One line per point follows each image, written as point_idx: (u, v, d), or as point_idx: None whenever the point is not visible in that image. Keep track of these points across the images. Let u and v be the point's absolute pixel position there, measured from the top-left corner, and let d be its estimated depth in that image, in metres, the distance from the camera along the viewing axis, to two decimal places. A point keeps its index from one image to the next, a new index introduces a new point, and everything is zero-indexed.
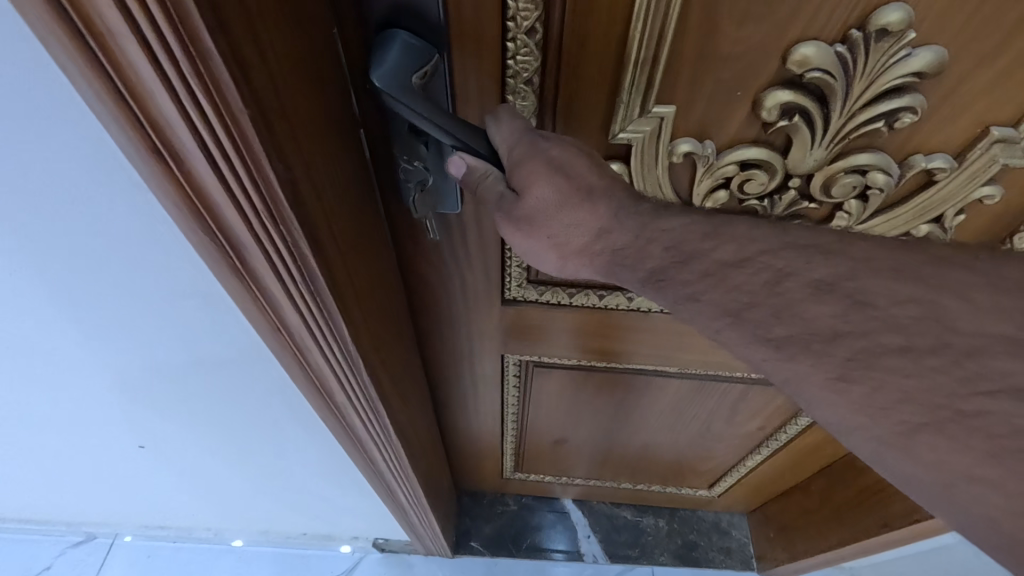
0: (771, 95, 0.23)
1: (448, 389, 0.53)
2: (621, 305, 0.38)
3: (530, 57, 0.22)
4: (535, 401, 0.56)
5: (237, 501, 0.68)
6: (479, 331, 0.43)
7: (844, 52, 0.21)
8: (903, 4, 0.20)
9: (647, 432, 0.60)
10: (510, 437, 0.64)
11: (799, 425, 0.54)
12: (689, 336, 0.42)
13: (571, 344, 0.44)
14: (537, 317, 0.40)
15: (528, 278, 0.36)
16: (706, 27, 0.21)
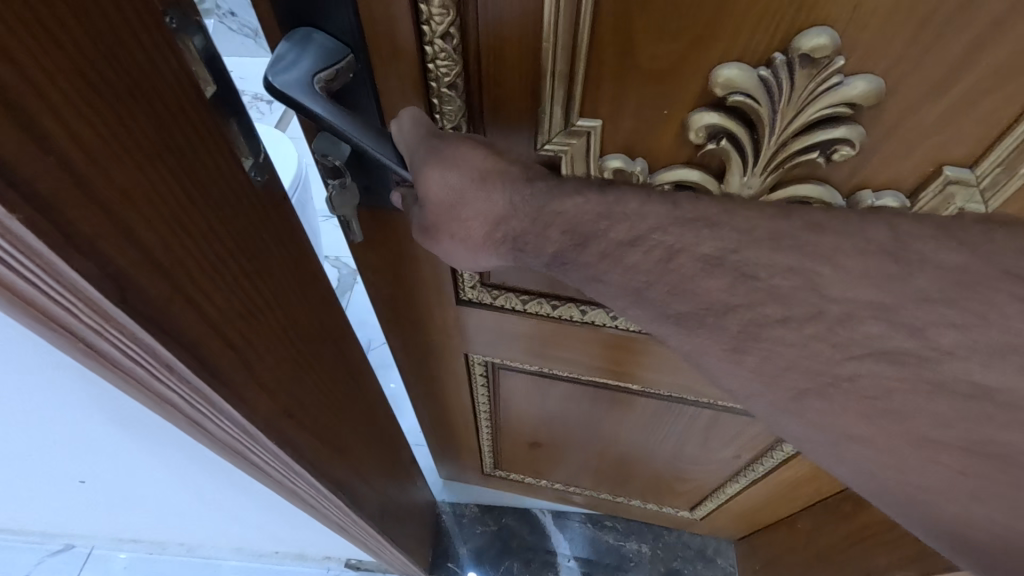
0: (697, 115, 0.23)
1: (418, 380, 0.54)
2: (576, 317, 0.38)
3: (449, 60, 0.22)
4: (505, 401, 0.56)
5: (210, 517, 0.67)
6: (437, 329, 0.43)
7: (767, 75, 0.21)
8: (827, 29, 0.20)
9: (620, 445, 0.59)
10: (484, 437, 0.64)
11: (776, 457, 0.53)
12: (650, 354, 0.42)
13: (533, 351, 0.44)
14: (493, 320, 0.40)
15: (480, 280, 0.37)
16: (624, 44, 0.21)
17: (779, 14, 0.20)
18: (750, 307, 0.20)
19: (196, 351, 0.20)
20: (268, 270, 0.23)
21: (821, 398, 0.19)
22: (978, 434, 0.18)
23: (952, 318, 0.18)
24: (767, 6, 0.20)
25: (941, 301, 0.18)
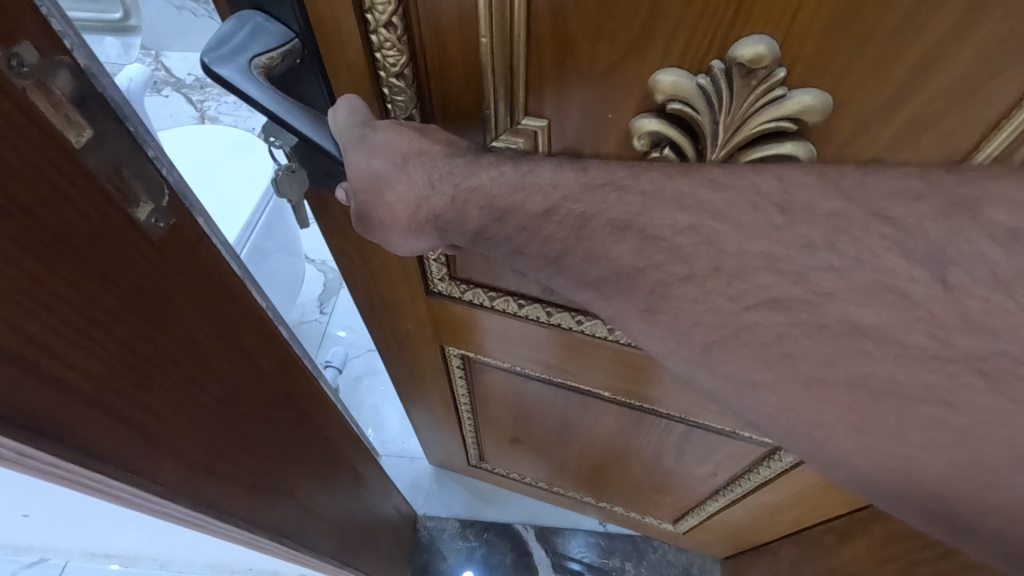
0: (640, 122, 0.25)
1: (405, 364, 0.61)
2: (540, 317, 0.43)
3: (394, 49, 0.25)
4: (482, 393, 0.62)
5: (172, 542, 0.66)
6: (417, 314, 0.50)
7: (706, 85, 0.22)
8: (763, 39, 0.21)
9: (591, 447, 0.63)
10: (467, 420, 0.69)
11: (752, 480, 0.54)
12: (612, 360, 0.45)
13: (500, 346, 0.50)
14: (464, 311, 0.46)
15: (449, 273, 0.42)
16: (562, 49, 0.23)
17: (706, 31, 0.21)
18: (655, 266, 0.23)
19: (32, 417, 0.19)
20: (130, 308, 0.21)
21: (725, 348, 0.23)
22: (860, 370, 0.21)
23: (833, 263, 0.20)
24: (694, 25, 0.21)
25: (821, 246, 0.21)
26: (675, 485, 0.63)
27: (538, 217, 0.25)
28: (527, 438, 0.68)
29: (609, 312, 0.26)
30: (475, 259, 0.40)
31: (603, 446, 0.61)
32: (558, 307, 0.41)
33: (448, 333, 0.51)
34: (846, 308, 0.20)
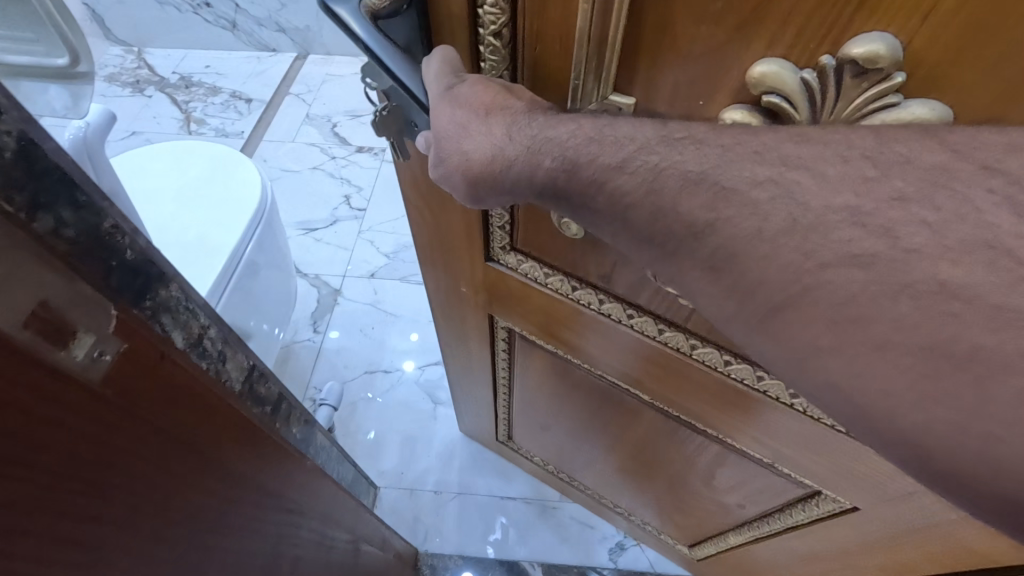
0: (730, 110, 0.29)
1: (462, 340, 0.76)
2: (593, 303, 0.51)
3: (497, 10, 0.31)
4: (521, 367, 0.75)
5: None
6: (475, 286, 0.61)
7: (811, 78, 0.26)
8: (885, 36, 0.23)
9: (618, 441, 0.78)
10: (505, 375, 0.79)
11: (783, 522, 0.66)
12: (650, 360, 0.54)
13: (550, 334, 0.61)
14: (517, 280, 0.55)
15: (510, 242, 0.52)
16: (659, 25, 0.28)
17: (798, 22, 0.25)
18: (730, 221, 0.26)
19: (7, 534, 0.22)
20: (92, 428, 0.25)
21: (790, 308, 0.26)
22: (961, 333, 0.23)
23: (928, 220, 0.23)
24: (792, 16, 0.25)
25: (916, 199, 0.23)
26: (706, 514, 0.79)
27: (612, 170, 0.29)
28: (556, 425, 0.86)
29: (673, 268, 0.30)
30: (537, 230, 0.48)
31: (617, 420, 0.72)
32: (611, 299, 0.50)
33: (513, 301, 0.59)
34: (936, 267, 0.23)
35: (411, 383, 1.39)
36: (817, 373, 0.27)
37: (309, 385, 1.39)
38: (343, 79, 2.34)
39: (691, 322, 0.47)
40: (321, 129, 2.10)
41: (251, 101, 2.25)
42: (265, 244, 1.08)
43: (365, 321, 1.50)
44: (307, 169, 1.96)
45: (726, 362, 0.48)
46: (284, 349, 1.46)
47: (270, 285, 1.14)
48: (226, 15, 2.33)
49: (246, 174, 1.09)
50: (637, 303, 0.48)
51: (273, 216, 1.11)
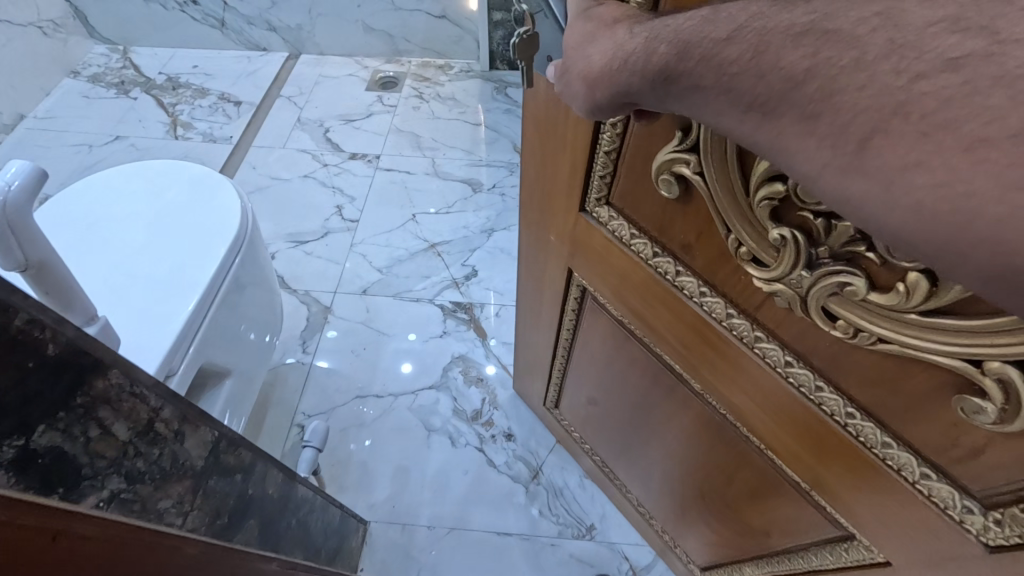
0: None
1: (560, 308, 1.02)
2: (670, 273, 0.69)
3: None
4: (587, 321, 0.98)
5: None
6: (572, 249, 0.85)
7: None
8: None
9: (666, 427, 0.96)
10: (570, 321, 1.01)
11: (817, 559, 0.79)
12: (700, 336, 0.71)
13: (623, 301, 0.82)
14: (603, 233, 0.76)
15: (604, 196, 0.72)
16: None
17: None
18: (829, 62, 0.32)
19: None
20: None
21: (881, 135, 0.30)
22: None
23: None
24: None
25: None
26: (748, 547, 0.95)
27: (720, 42, 0.37)
28: (607, 398, 1.08)
29: (766, 131, 0.36)
30: (633, 195, 0.67)
31: (654, 383, 0.90)
32: (687, 273, 0.66)
33: (594, 252, 0.81)
34: None
35: (403, 411, 1.49)
36: (897, 199, 0.30)
37: (298, 409, 1.48)
38: (334, 80, 2.43)
39: (760, 311, 0.61)
40: (314, 134, 2.21)
41: (240, 104, 2.34)
42: (245, 272, 1.11)
43: (357, 343, 1.62)
44: (298, 177, 2.07)
45: (784, 360, 0.61)
46: (273, 371, 1.55)
47: (252, 308, 1.18)
48: (214, 13, 2.44)
49: (224, 200, 1.14)
50: (710, 281, 0.64)
51: (254, 247, 1.15)
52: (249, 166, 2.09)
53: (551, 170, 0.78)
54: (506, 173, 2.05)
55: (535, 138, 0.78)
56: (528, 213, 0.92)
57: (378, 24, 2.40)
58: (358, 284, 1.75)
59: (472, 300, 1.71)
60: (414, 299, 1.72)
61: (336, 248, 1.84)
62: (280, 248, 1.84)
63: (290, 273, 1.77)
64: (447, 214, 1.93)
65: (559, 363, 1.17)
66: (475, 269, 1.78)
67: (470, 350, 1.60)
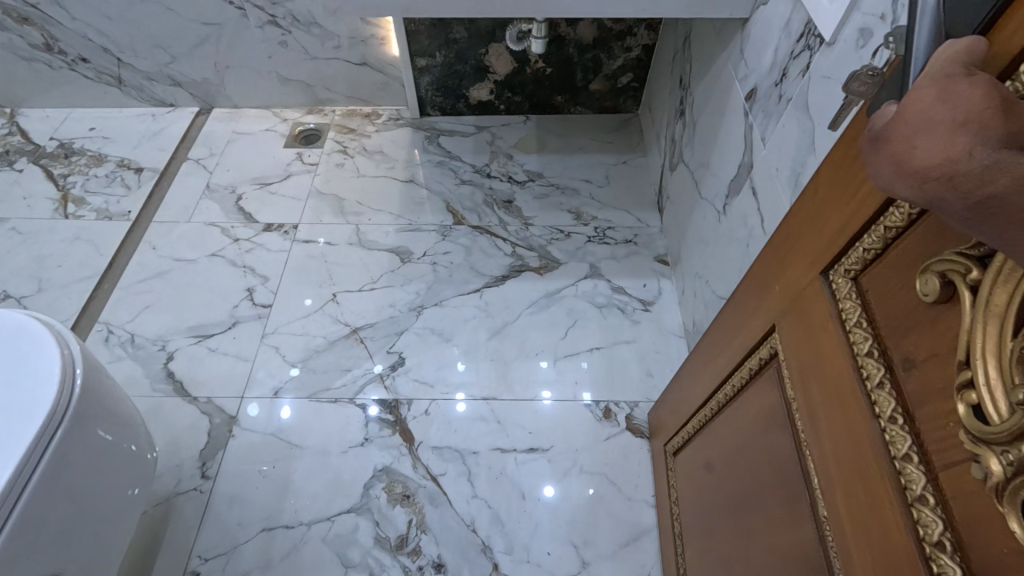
0: None
1: (738, 359, 0.90)
2: (870, 383, 0.56)
3: None
4: (754, 384, 0.85)
5: None
6: (787, 309, 0.73)
7: None
8: None
9: (756, 537, 0.81)
10: (741, 376, 0.89)
11: None
12: (858, 466, 0.57)
13: (801, 384, 0.69)
14: (824, 304, 0.64)
15: (856, 270, 0.59)
16: None
17: None
18: None
19: None
20: None
21: None
22: None
23: None
24: None
25: None
26: None
27: None
28: (722, 467, 0.96)
29: None
30: (883, 280, 0.55)
31: (774, 483, 0.76)
32: (886, 391, 0.53)
33: (806, 321, 0.68)
34: None
35: (317, 543, 1.32)
36: None
37: (194, 549, 1.30)
38: (249, 138, 2.22)
39: (942, 477, 0.47)
40: (224, 204, 1.99)
41: (142, 171, 2.09)
42: (90, 418, 1.01)
43: (265, 461, 1.43)
44: (204, 257, 1.85)
45: (931, 540, 0.47)
46: (165, 503, 1.36)
47: (105, 459, 1.05)
48: (110, 69, 2.17)
49: (35, 361, 0.99)
50: (911, 416, 0.50)
51: (93, 391, 1.02)
52: (148, 246, 1.87)
53: (811, 219, 0.66)
54: (437, 239, 1.90)
55: (811, 180, 0.66)
56: (763, 250, 0.80)
57: (294, 75, 2.21)
58: (269, 383, 1.57)
59: (398, 397, 1.54)
60: (333, 400, 1.54)
61: (244, 343, 1.65)
62: (181, 345, 1.64)
63: (190, 376, 1.58)
64: (371, 292, 1.76)
65: (702, 410, 1.07)
66: (403, 356, 1.62)
67: (395, 461, 1.43)
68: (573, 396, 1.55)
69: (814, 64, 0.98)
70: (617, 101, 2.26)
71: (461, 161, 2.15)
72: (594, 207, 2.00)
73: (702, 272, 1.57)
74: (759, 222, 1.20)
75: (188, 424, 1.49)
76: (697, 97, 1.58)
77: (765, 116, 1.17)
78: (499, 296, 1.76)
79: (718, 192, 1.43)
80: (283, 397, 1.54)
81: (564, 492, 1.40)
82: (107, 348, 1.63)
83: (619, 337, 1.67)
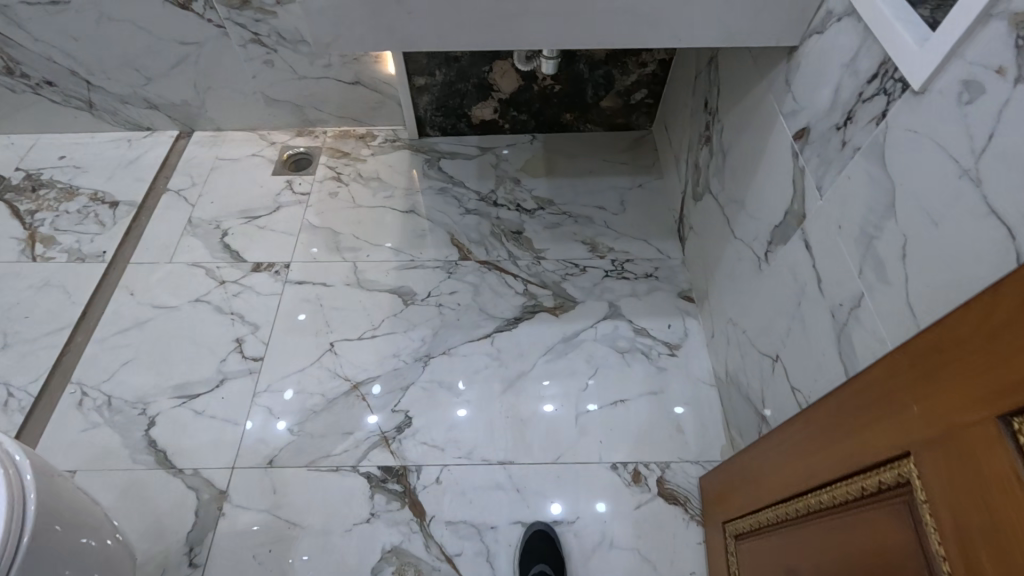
0: None
1: (844, 472, 0.76)
2: None
3: None
4: (868, 509, 0.71)
5: None
6: (936, 444, 0.59)
7: None
8: None
9: None
10: (848, 490, 0.75)
11: None
12: None
13: (960, 549, 0.54)
14: (1008, 461, 0.50)
15: None
16: None
17: None
18: None
19: None
20: None
21: None
22: None
23: None
24: None
25: None
26: None
27: None
28: None
29: None
30: None
31: None
32: None
33: (969, 468, 0.54)
34: None
35: None
36: None
37: None
38: (233, 164, 2.05)
39: None
40: (208, 241, 1.83)
41: (117, 205, 1.92)
42: (54, 529, 0.87)
43: (260, 544, 1.29)
44: (187, 302, 1.70)
45: None
46: None
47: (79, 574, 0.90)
48: (78, 93, 1.99)
49: None
50: None
51: (50, 500, 0.88)
52: (126, 292, 1.71)
53: (993, 345, 0.52)
54: (441, 276, 1.75)
55: (994, 296, 0.52)
56: (900, 355, 0.67)
57: (281, 95, 2.03)
58: (262, 451, 1.42)
59: (406, 464, 1.40)
60: (334, 469, 1.40)
61: (233, 403, 1.50)
62: (164, 407, 1.49)
63: (174, 444, 1.43)
64: (371, 340, 1.61)
65: (781, 505, 0.94)
66: (409, 414, 1.48)
67: (405, 540, 1.30)
68: (596, 458, 1.42)
69: (893, 112, 0.83)
70: (629, 118, 2.11)
71: (464, 188, 1.99)
72: (610, 236, 1.86)
73: (736, 318, 1.43)
74: (815, 280, 1.06)
75: (174, 502, 1.35)
76: (729, 126, 1.43)
77: (822, 162, 1.02)
78: (511, 342, 1.61)
79: (758, 235, 1.29)
80: (278, 467, 1.40)
81: (577, 539, 1.31)
82: (81, 414, 1.47)
83: (644, 388, 1.53)
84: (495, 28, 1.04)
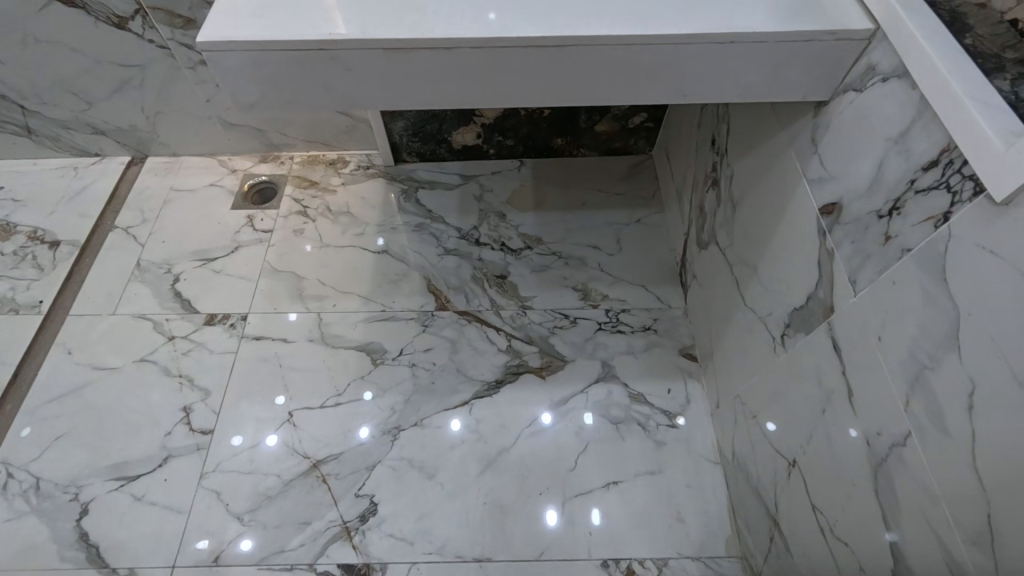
0: None
1: None
2: None
3: None
4: None
5: None
6: None
7: None
8: None
9: None
10: None
11: None
12: None
13: None
14: None
15: None
16: None
17: None
18: None
19: None
20: None
21: None
22: None
23: None
24: None
25: None
26: None
27: None
28: None
29: None
30: None
31: None
32: None
33: None
34: None
35: None
36: None
37: None
38: (188, 196, 1.85)
39: None
40: (157, 288, 1.65)
41: (58, 245, 1.73)
42: None
43: None
44: (132, 361, 1.52)
45: None
46: None
47: None
48: (13, 119, 1.78)
49: None
50: None
51: None
52: (63, 350, 1.53)
53: None
54: (416, 331, 1.57)
55: None
56: None
57: (240, 119, 1.83)
58: (207, 546, 1.26)
59: (369, 561, 1.25)
60: (287, 568, 1.24)
61: (177, 486, 1.33)
62: (99, 492, 1.32)
63: (108, 538, 1.26)
64: (334, 410, 1.44)
65: None
66: (374, 500, 1.31)
67: None
68: (584, 554, 1.26)
69: (959, 218, 0.65)
70: (626, 142, 1.91)
71: (443, 224, 1.80)
72: (604, 282, 1.67)
73: (745, 397, 1.25)
74: (844, 392, 0.88)
75: None
76: (740, 175, 1.24)
77: (858, 252, 0.83)
78: (491, 410, 1.44)
79: (774, 313, 1.10)
80: (225, 566, 1.24)
81: None
82: (4, 501, 1.30)
83: (640, 467, 1.36)
84: (459, 84, 0.85)
